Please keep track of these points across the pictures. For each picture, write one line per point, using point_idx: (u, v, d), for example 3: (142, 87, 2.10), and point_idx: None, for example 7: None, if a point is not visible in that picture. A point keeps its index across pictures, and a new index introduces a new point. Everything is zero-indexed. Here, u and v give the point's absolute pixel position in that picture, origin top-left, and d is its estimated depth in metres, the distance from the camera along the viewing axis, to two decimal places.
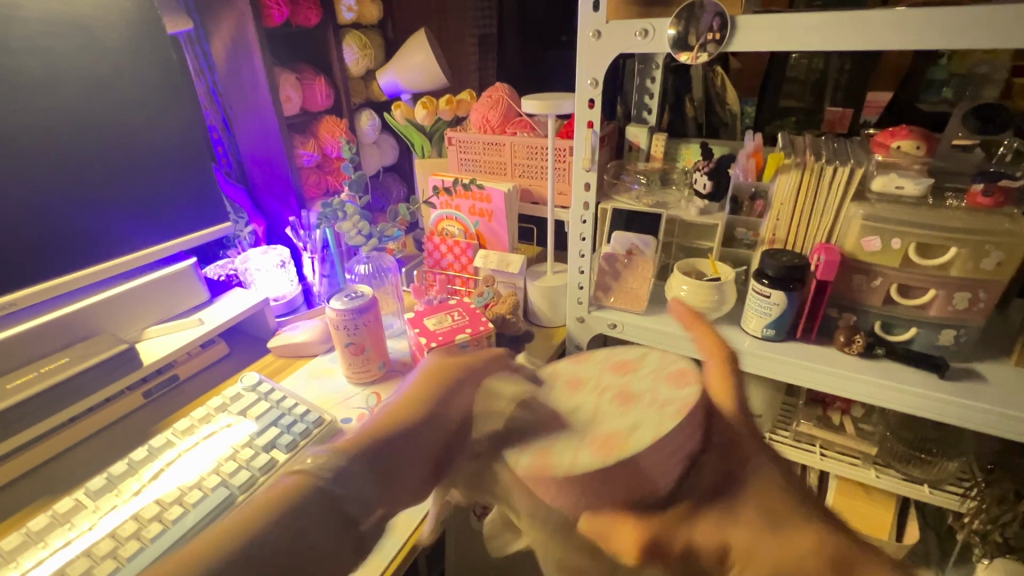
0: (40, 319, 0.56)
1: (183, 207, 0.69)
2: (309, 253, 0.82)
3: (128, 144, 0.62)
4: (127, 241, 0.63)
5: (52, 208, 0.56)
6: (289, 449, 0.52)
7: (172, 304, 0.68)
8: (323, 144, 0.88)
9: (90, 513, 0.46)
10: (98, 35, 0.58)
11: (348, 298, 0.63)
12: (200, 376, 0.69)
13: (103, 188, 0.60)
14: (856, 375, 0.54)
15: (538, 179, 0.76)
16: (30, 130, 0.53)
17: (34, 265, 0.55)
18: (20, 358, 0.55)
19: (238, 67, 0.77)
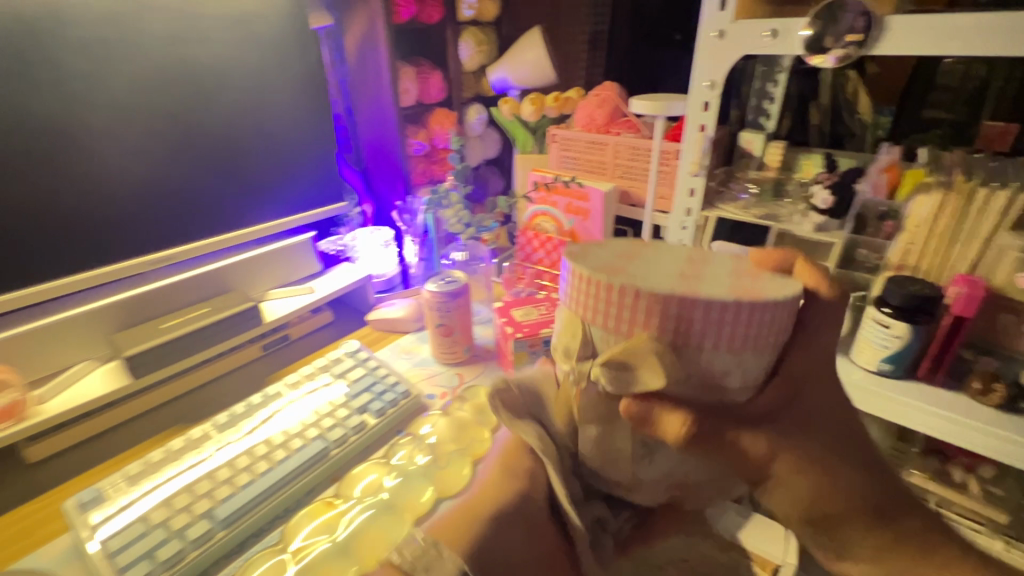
0: (190, 273, 0.66)
1: (308, 185, 0.77)
2: (410, 236, 0.88)
3: (270, 126, 0.71)
4: (261, 211, 0.72)
5: (205, 177, 0.64)
6: (379, 414, 0.57)
7: (291, 271, 0.77)
8: (433, 134, 0.93)
9: (213, 444, 0.53)
10: (257, 30, 0.66)
11: (444, 281, 0.66)
12: (307, 339, 0.76)
13: (248, 163, 0.69)
14: (870, 386, 0.52)
15: (639, 181, 0.74)
16: (195, 109, 0.62)
17: (190, 225, 0.64)
18: (172, 305, 0.64)
19: (367, 59, 0.84)
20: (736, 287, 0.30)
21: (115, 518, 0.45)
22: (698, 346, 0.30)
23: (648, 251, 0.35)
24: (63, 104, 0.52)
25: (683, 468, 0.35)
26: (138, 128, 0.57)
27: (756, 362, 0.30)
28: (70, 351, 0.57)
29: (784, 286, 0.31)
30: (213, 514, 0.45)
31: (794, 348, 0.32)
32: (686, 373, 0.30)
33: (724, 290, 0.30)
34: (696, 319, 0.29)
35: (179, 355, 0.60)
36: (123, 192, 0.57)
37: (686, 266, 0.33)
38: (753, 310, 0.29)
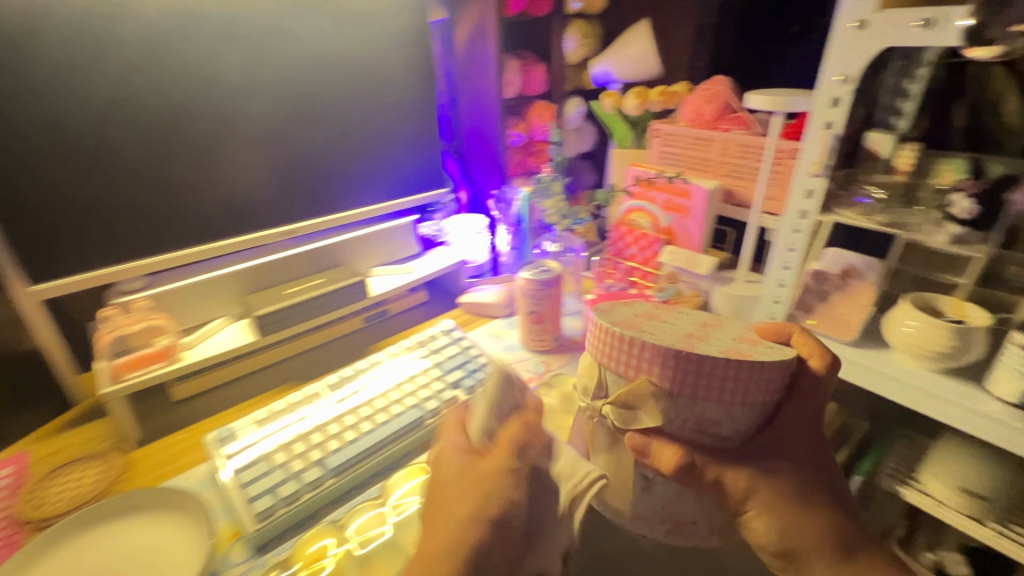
0: (311, 245, 0.73)
1: (414, 171, 0.82)
2: (504, 225, 0.90)
3: (386, 115, 0.76)
4: (372, 193, 0.77)
5: (328, 160, 0.71)
6: (470, 391, 0.59)
7: (394, 251, 0.82)
8: (531, 126, 0.95)
9: (324, 400, 0.58)
10: (382, 25, 0.71)
11: (537, 270, 0.68)
12: (405, 315, 0.81)
13: (364, 149, 0.74)
14: (1005, 420, 0.47)
15: (746, 180, 0.71)
16: (326, 99, 0.68)
17: (313, 202, 0.71)
18: (294, 274, 0.71)
19: (476, 52, 0.87)
20: (728, 347, 0.39)
21: (242, 453, 0.51)
22: (695, 396, 0.38)
23: (669, 316, 0.45)
24: (220, 92, 0.59)
25: (679, 504, 0.41)
26: (277, 114, 0.64)
27: (745, 415, 0.38)
28: (210, 306, 0.65)
29: (776, 355, 0.39)
30: (324, 463, 0.50)
31: (789, 408, 0.40)
32: (683, 421, 0.38)
33: (719, 351, 0.38)
34: (695, 375, 0.37)
35: (299, 318, 0.67)
36: (262, 171, 0.65)
37: (694, 329, 0.42)
38: (739, 371, 0.37)
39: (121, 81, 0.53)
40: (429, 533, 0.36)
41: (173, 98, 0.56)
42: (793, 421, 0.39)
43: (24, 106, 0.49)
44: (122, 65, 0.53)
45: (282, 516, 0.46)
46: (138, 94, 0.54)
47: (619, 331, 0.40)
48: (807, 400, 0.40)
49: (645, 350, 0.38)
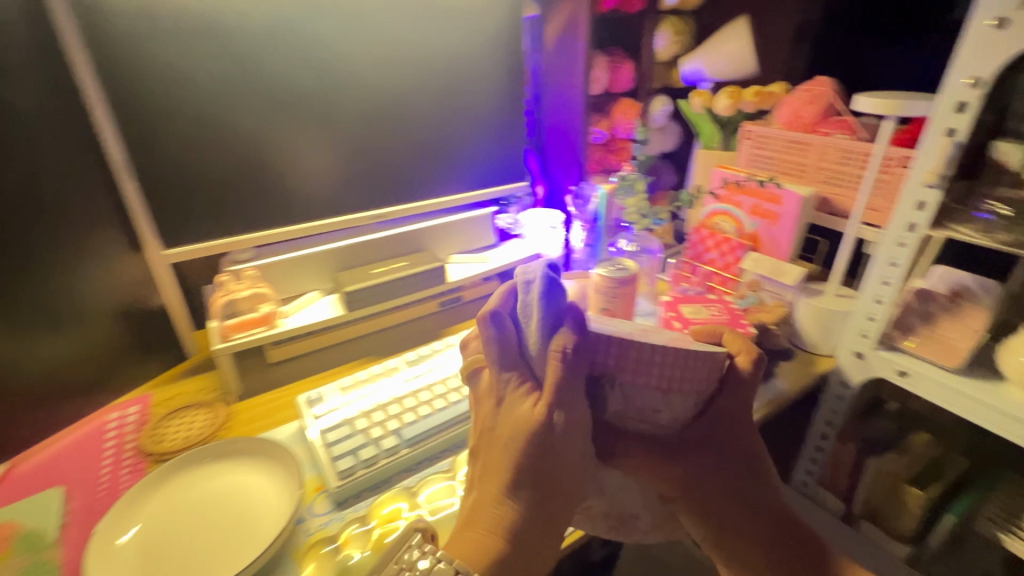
0: (397, 229, 0.77)
1: (495, 163, 0.84)
2: (580, 222, 0.90)
3: (473, 108, 0.78)
4: (453, 183, 0.81)
5: (417, 149, 0.74)
6: None
7: (471, 240, 0.85)
8: (614, 124, 0.95)
9: (402, 374, 0.62)
10: (478, 20, 0.74)
11: (614, 268, 0.68)
12: (478, 302, 0.83)
13: (450, 140, 0.78)
14: None
15: (845, 188, 0.67)
16: (420, 92, 0.72)
17: (401, 189, 0.75)
18: (382, 256, 0.76)
19: (565, 48, 0.87)
20: (668, 340, 0.42)
21: (328, 415, 0.56)
22: (630, 379, 0.41)
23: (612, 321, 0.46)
24: (327, 82, 0.64)
25: (623, 498, 0.45)
26: (374, 103, 0.68)
27: (681, 404, 0.41)
28: (305, 280, 0.71)
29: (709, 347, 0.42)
30: (401, 433, 0.54)
31: (722, 399, 0.42)
32: (625, 407, 0.42)
33: (661, 342, 0.41)
34: (640, 364, 0.40)
35: (383, 297, 0.71)
36: (357, 156, 0.69)
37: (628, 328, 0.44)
38: (673, 356, 0.40)
39: (246, 71, 0.59)
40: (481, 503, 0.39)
41: (287, 87, 0.62)
42: (725, 409, 0.42)
43: (165, 90, 0.56)
44: (247, 55, 0.58)
45: (361, 477, 0.50)
46: (259, 82, 0.60)
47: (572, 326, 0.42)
48: (738, 394, 0.42)
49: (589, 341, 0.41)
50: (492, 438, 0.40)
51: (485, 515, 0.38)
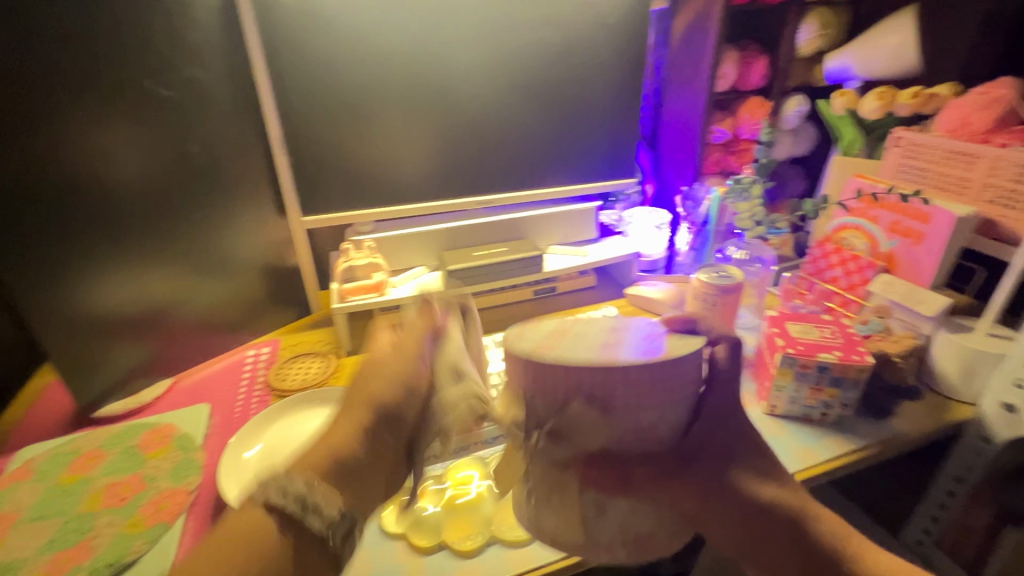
0: (502, 216, 0.80)
1: (604, 158, 0.84)
2: (686, 223, 0.86)
3: (587, 101, 0.78)
4: (559, 176, 0.82)
5: (527, 139, 0.77)
6: None
7: (573, 233, 0.85)
8: (739, 123, 0.88)
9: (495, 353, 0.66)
10: (603, 13, 0.74)
11: (716, 274, 0.65)
12: (572, 295, 0.84)
13: (560, 133, 0.79)
14: None
15: (1016, 211, 0.57)
16: (537, 83, 0.74)
17: (509, 178, 0.78)
18: (485, 240, 0.79)
19: (692, 42, 0.83)
20: (650, 346, 0.35)
21: None
22: (622, 405, 0.33)
23: (580, 322, 0.38)
24: (448, 72, 0.68)
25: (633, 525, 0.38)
26: (489, 91, 0.71)
27: (678, 413, 0.36)
28: (414, 256, 0.77)
29: (691, 344, 0.36)
30: None
31: (710, 396, 0.40)
32: (616, 433, 0.35)
33: (641, 354, 0.34)
34: (628, 384, 0.33)
35: (482, 279, 0.75)
36: (469, 143, 0.74)
37: (608, 330, 0.37)
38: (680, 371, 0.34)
39: (383, 61, 0.65)
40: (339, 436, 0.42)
41: (415, 76, 0.67)
42: (715, 406, 0.40)
43: (316, 77, 0.64)
44: (384, 47, 0.64)
45: None
46: (391, 71, 0.66)
47: (538, 355, 0.34)
48: (724, 389, 0.41)
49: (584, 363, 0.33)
50: (368, 378, 0.44)
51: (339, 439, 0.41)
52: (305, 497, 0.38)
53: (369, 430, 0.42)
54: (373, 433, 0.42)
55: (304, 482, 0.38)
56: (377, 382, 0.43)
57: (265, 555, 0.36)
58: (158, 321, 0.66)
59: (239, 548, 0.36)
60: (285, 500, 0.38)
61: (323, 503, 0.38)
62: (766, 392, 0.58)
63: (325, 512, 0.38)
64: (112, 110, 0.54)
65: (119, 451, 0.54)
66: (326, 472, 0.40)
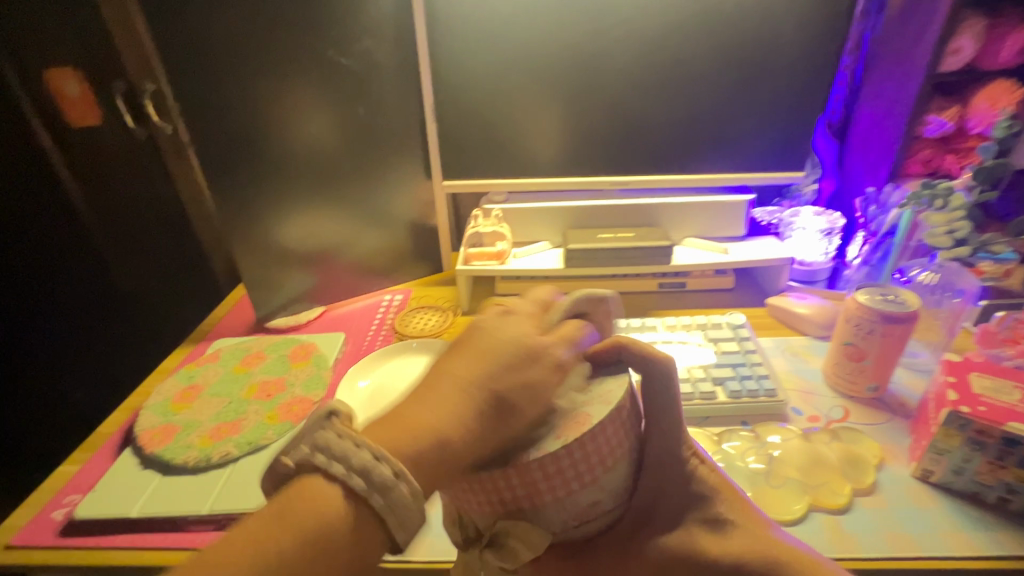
0: (639, 200, 0.76)
1: (766, 146, 0.73)
2: (862, 232, 0.73)
3: (755, 80, 0.69)
4: (708, 162, 0.74)
5: (676, 119, 0.71)
6: (732, 396, 0.54)
7: (717, 227, 0.77)
8: (969, 114, 0.69)
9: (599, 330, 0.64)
10: None
11: (882, 297, 0.53)
12: (703, 294, 0.77)
13: (717, 114, 0.71)
14: None
15: None
16: (692, 57, 0.67)
17: (649, 159, 0.74)
18: (615, 223, 0.76)
19: (916, 8, 0.67)
20: (566, 420, 0.32)
21: None
22: (547, 499, 0.30)
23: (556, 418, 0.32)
24: (595, 44, 0.66)
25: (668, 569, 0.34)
26: (636, 63, 0.67)
27: (614, 481, 0.32)
28: (540, 230, 0.78)
29: (609, 399, 0.33)
30: None
31: (654, 438, 0.35)
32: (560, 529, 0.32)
33: (553, 437, 0.31)
34: (550, 479, 0.30)
35: (603, 262, 0.72)
36: (606, 119, 0.71)
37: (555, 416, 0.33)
38: (603, 439, 0.31)
39: (533, 32, 0.65)
40: (418, 401, 0.31)
41: (563, 49, 0.66)
42: (661, 448, 0.35)
43: (469, 50, 0.67)
44: (536, 19, 0.65)
45: None
46: (537, 44, 0.66)
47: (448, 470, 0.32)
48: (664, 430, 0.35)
49: (543, 474, 0.30)
50: (468, 343, 0.35)
51: (426, 414, 0.30)
52: (370, 470, 0.26)
53: (467, 398, 0.31)
54: (479, 419, 0.31)
55: (374, 452, 0.27)
56: (487, 357, 0.33)
57: (314, 560, 0.25)
58: (321, 257, 0.78)
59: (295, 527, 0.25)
60: (348, 463, 0.26)
61: (398, 482, 0.26)
62: (919, 451, 0.46)
63: (413, 519, 0.26)
64: (304, 80, 0.67)
65: (275, 356, 0.67)
66: (398, 451, 0.28)
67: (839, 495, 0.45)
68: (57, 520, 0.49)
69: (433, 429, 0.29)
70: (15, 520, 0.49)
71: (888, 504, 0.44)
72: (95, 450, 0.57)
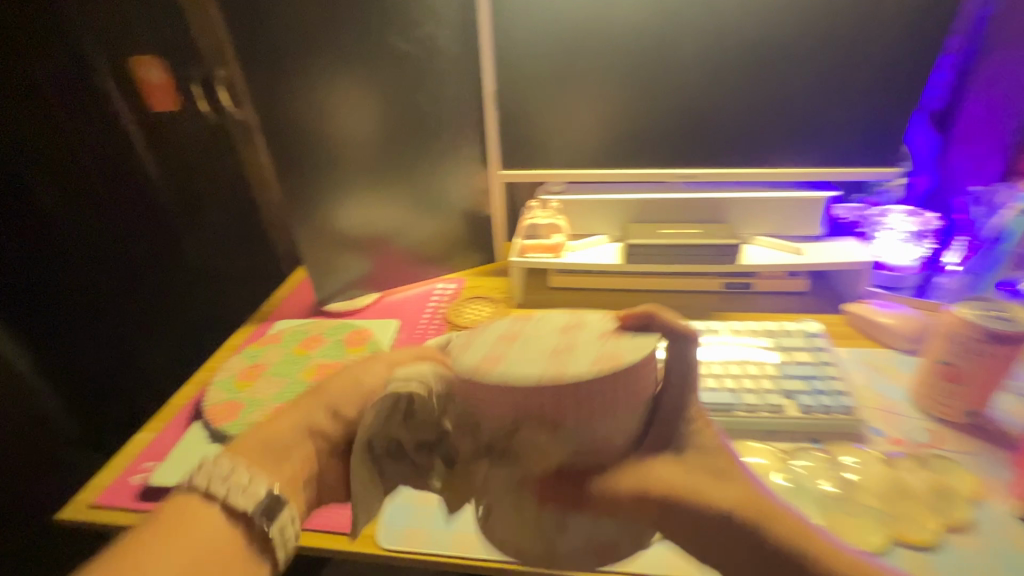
0: (706, 195, 0.71)
1: (853, 138, 0.67)
2: (964, 237, 0.68)
3: (844, 64, 0.63)
4: (785, 155, 0.69)
5: (752, 107, 0.66)
6: (805, 411, 0.50)
7: (791, 226, 0.72)
8: None
9: None
10: None
11: (990, 313, 0.47)
12: (771, 297, 0.72)
13: (798, 102, 0.65)
14: None
15: None
16: (772, 40, 0.62)
17: (720, 151, 0.69)
18: (679, 218, 0.72)
19: None
20: (600, 354, 0.33)
21: None
22: (570, 422, 0.32)
23: (531, 329, 0.37)
24: (666, 27, 0.62)
25: None
26: (711, 46, 0.63)
27: (628, 419, 0.34)
28: (598, 223, 0.75)
29: (641, 348, 0.34)
30: None
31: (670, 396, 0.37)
32: (569, 452, 0.33)
33: (589, 364, 0.32)
34: (582, 401, 0.32)
35: (665, 259, 0.68)
36: (674, 108, 0.67)
37: (584, 346, 0.34)
38: (633, 374, 0.33)
39: (601, 15, 0.63)
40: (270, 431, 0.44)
41: (631, 33, 0.63)
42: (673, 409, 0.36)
43: (533, 34, 0.65)
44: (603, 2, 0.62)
45: None
46: (604, 27, 0.63)
47: (481, 377, 0.33)
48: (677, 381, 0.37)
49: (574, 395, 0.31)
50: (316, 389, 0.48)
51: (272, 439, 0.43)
52: (234, 475, 0.38)
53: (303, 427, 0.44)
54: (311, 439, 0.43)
55: (235, 464, 0.39)
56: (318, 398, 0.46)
57: (207, 540, 0.35)
58: (377, 243, 0.79)
59: (186, 545, 0.34)
60: (218, 470, 0.39)
61: (251, 481, 0.38)
62: None
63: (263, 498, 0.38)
64: (366, 67, 0.67)
65: (332, 341, 0.68)
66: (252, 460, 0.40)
67: (926, 530, 0.41)
68: (136, 484, 0.52)
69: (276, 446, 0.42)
70: (100, 480, 0.53)
71: (985, 544, 0.40)
72: (168, 420, 0.60)
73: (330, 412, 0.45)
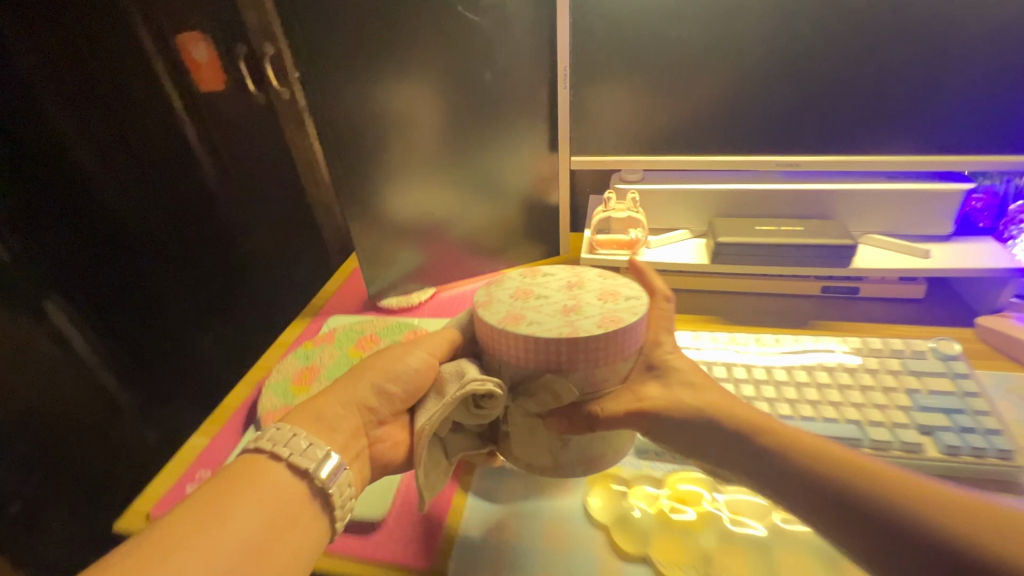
0: (810, 187, 0.62)
1: (1002, 119, 0.56)
2: None
3: (1003, 29, 0.51)
4: (911, 140, 0.58)
5: (878, 83, 0.55)
6: (948, 453, 0.42)
7: (905, 224, 0.63)
8: None
9: (757, 345, 0.54)
10: None
11: None
12: (876, 303, 0.64)
13: (937, 75, 0.54)
14: None
15: None
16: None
17: (831, 137, 0.59)
18: (776, 214, 0.63)
19: None
20: (603, 316, 0.36)
21: None
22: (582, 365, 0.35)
23: (539, 287, 0.41)
24: None
25: None
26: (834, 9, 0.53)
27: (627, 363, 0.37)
28: (679, 216, 0.67)
29: (635, 309, 0.37)
30: None
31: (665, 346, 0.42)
32: (577, 394, 0.36)
33: (595, 324, 0.35)
34: (588, 352, 0.35)
35: (760, 260, 0.60)
36: (780, 84, 0.57)
37: (589, 307, 0.38)
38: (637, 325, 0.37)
39: None
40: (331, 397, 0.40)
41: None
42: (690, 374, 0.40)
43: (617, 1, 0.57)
44: None
45: None
46: None
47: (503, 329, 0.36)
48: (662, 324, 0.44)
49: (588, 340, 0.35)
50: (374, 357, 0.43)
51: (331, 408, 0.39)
52: (300, 446, 0.35)
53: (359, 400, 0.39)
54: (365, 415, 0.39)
55: (300, 434, 0.35)
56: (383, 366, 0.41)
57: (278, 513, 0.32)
58: (431, 233, 0.74)
59: (255, 518, 0.31)
60: (280, 437, 0.35)
61: (313, 454, 0.35)
62: None
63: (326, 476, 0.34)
64: (428, 37, 0.60)
65: (389, 341, 0.63)
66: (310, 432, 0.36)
67: None
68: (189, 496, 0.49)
69: (333, 417, 0.38)
70: (154, 489, 0.51)
71: None
72: (222, 424, 0.57)
73: (379, 390, 0.40)
